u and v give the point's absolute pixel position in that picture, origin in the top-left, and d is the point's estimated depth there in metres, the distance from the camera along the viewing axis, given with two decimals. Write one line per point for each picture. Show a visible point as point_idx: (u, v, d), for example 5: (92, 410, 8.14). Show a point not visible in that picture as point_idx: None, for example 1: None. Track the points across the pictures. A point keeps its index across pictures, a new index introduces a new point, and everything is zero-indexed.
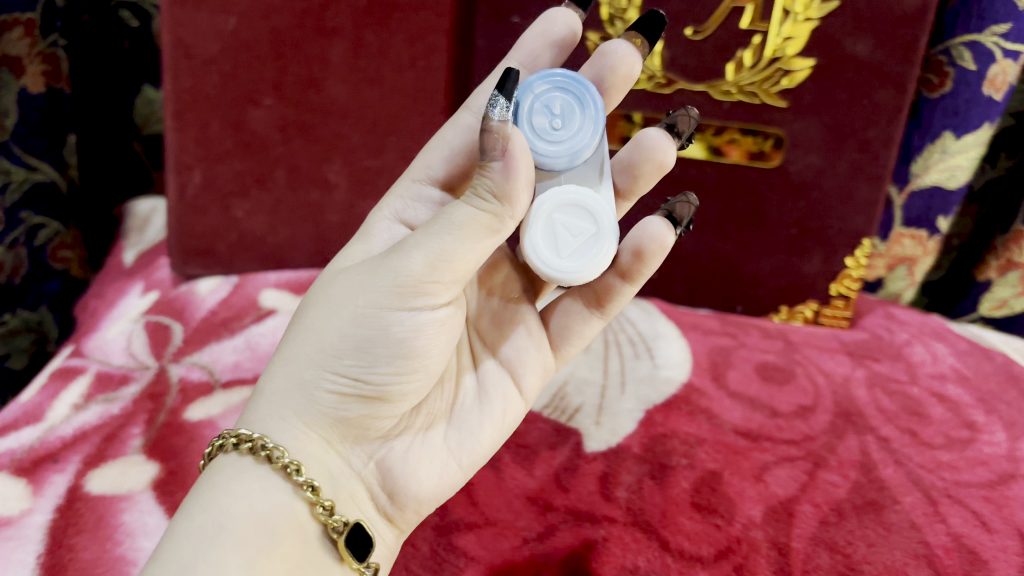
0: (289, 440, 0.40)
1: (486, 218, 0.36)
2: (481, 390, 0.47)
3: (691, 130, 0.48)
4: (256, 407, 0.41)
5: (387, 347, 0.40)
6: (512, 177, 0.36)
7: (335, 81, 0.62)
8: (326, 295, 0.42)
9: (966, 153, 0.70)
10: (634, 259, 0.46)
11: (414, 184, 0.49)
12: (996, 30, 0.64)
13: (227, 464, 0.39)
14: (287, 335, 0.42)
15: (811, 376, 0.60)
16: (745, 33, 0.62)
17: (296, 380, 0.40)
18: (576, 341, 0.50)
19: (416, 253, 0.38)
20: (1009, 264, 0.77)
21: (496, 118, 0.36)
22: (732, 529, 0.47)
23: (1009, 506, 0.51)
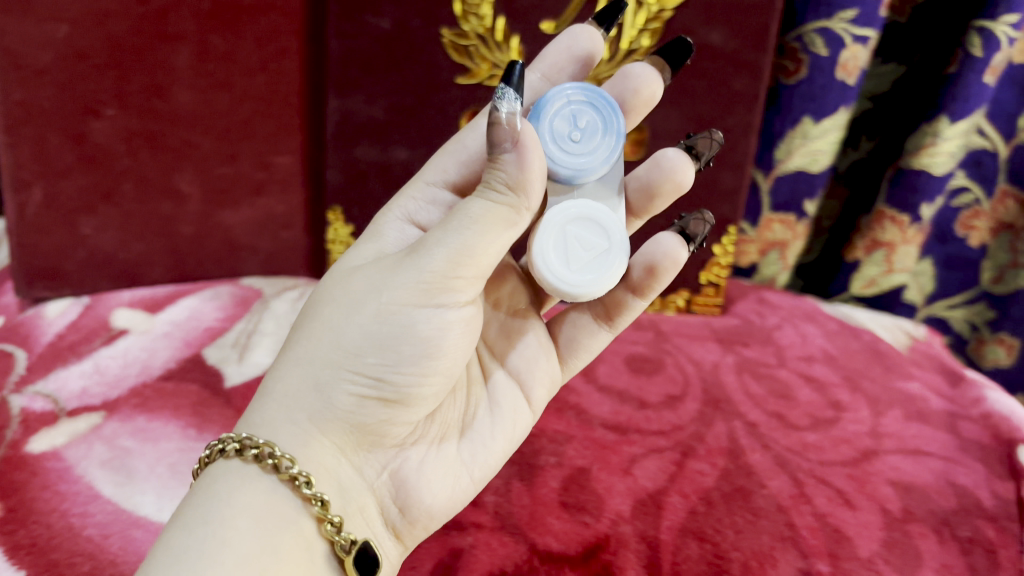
0: (302, 449, 0.38)
1: (503, 211, 0.36)
2: (490, 399, 0.47)
3: (710, 153, 0.48)
4: (265, 409, 0.39)
5: (411, 346, 0.39)
6: (526, 168, 0.36)
7: (182, 87, 0.59)
8: (343, 290, 0.41)
9: (826, 137, 0.71)
10: (647, 274, 0.47)
11: (426, 186, 0.49)
12: (844, 16, 0.66)
13: (234, 470, 0.38)
14: (302, 332, 0.40)
15: (680, 365, 0.60)
16: (600, 25, 0.61)
17: (312, 380, 0.39)
18: (583, 354, 0.50)
19: (437, 250, 0.37)
20: (875, 244, 0.79)
21: (504, 109, 0.35)
22: (601, 526, 0.47)
23: (871, 482, 0.52)
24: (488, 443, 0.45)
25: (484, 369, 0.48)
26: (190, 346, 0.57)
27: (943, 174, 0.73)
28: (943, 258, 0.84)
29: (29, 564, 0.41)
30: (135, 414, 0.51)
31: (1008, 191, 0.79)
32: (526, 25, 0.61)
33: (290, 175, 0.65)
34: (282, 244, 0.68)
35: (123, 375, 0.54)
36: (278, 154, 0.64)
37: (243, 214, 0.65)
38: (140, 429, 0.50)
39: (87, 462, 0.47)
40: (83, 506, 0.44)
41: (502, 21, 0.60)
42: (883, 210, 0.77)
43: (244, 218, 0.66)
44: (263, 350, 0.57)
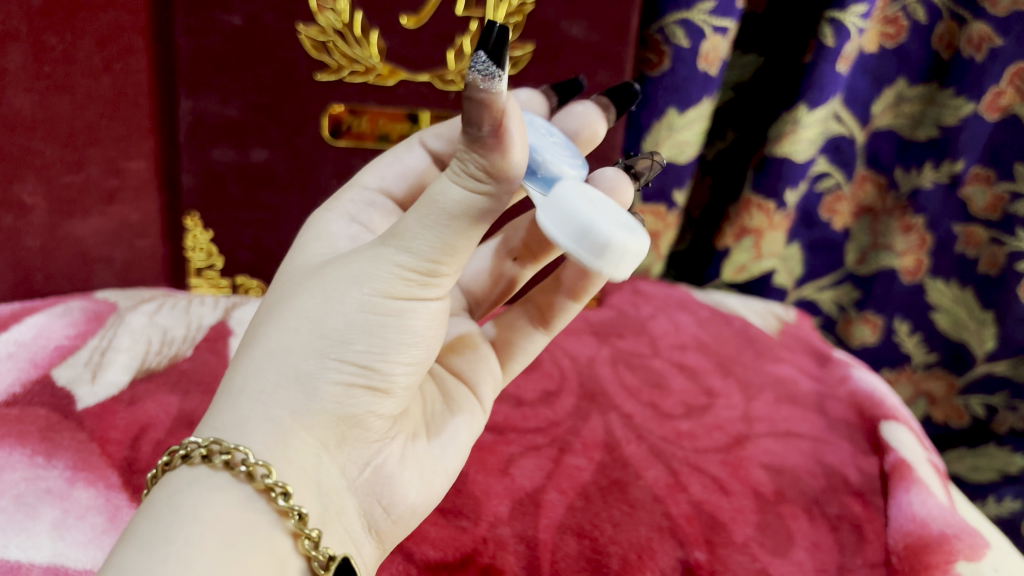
0: (283, 453, 0.33)
1: (483, 202, 0.30)
2: (449, 398, 0.43)
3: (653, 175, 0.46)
4: (233, 411, 0.33)
5: (400, 333, 0.34)
6: (513, 151, 0.29)
7: (17, 91, 0.55)
8: (309, 279, 0.35)
9: (691, 127, 0.72)
10: (584, 274, 0.45)
11: (362, 189, 0.47)
12: (703, 8, 0.66)
13: (201, 478, 0.32)
14: (268, 325, 0.35)
15: (555, 360, 0.59)
16: (462, 19, 0.60)
17: (290, 372, 0.34)
18: (522, 357, 0.49)
19: (417, 236, 0.31)
20: (743, 230, 0.81)
21: (478, 77, 0.27)
22: (478, 530, 0.46)
23: (743, 467, 0.53)
24: (454, 439, 0.42)
25: (440, 377, 0.44)
26: (37, 367, 0.53)
27: (805, 160, 0.75)
28: (809, 241, 0.87)
29: None
30: None
31: (866, 175, 0.82)
32: (387, 19, 0.59)
33: (145, 181, 0.63)
34: (138, 252, 0.66)
35: None
36: (131, 159, 0.61)
37: (94, 224, 0.62)
38: None
39: None
40: None
41: (361, 15, 0.59)
42: (751, 197, 0.79)
43: (95, 228, 0.63)
44: (117, 368, 0.54)
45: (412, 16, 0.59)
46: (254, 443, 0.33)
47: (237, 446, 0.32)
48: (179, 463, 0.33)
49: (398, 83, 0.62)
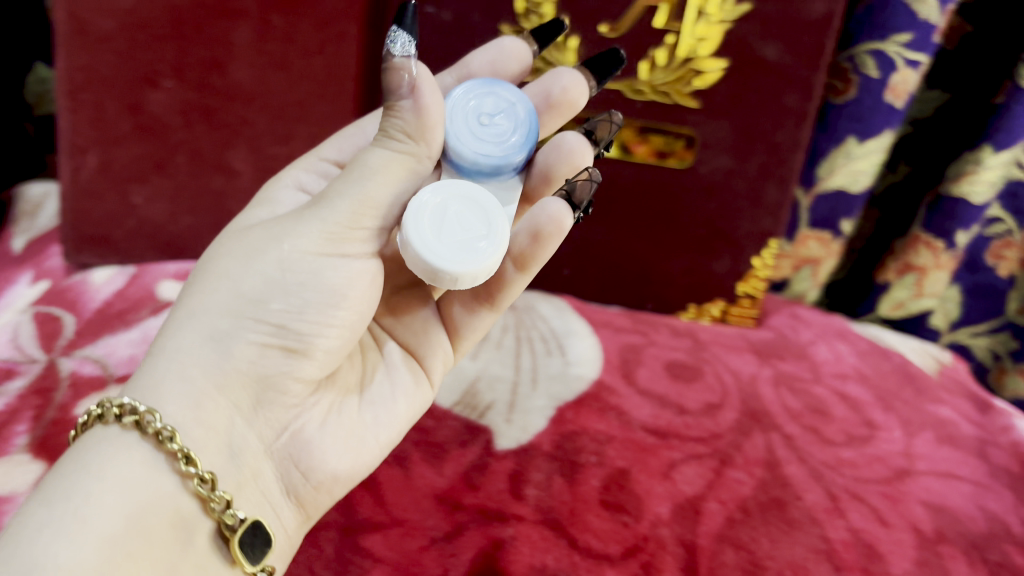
0: (195, 412, 0.38)
1: (403, 157, 0.40)
2: (382, 365, 0.47)
3: (609, 138, 0.50)
4: (154, 366, 0.39)
5: (316, 294, 0.40)
6: (421, 116, 0.39)
7: (242, 64, 0.59)
8: (237, 245, 0.42)
9: (869, 158, 0.71)
10: (531, 242, 0.44)
11: (318, 160, 0.51)
12: (898, 39, 0.66)
13: (113, 437, 0.37)
14: (197, 285, 0.41)
15: (718, 374, 0.60)
16: (659, 31, 0.61)
17: (208, 331, 0.39)
18: (471, 335, 0.50)
19: (343, 198, 0.40)
20: (907, 267, 0.79)
21: (399, 51, 0.38)
22: (640, 527, 0.47)
23: (904, 502, 0.52)
24: (393, 408, 0.46)
25: (365, 343, 0.48)
26: None
27: (982, 203, 0.73)
28: (971, 286, 0.84)
29: None
30: None
31: None
32: (587, 27, 0.61)
33: None
34: None
35: None
36: None
37: None
38: None
39: None
40: None
41: (563, 21, 0.61)
42: (920, 235, 0.77)
43: None
44: None
45: (611, 25, 0.61)
46: (167, 406, 0.37)
47: (146, 409, 0.37)
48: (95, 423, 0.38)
49: None
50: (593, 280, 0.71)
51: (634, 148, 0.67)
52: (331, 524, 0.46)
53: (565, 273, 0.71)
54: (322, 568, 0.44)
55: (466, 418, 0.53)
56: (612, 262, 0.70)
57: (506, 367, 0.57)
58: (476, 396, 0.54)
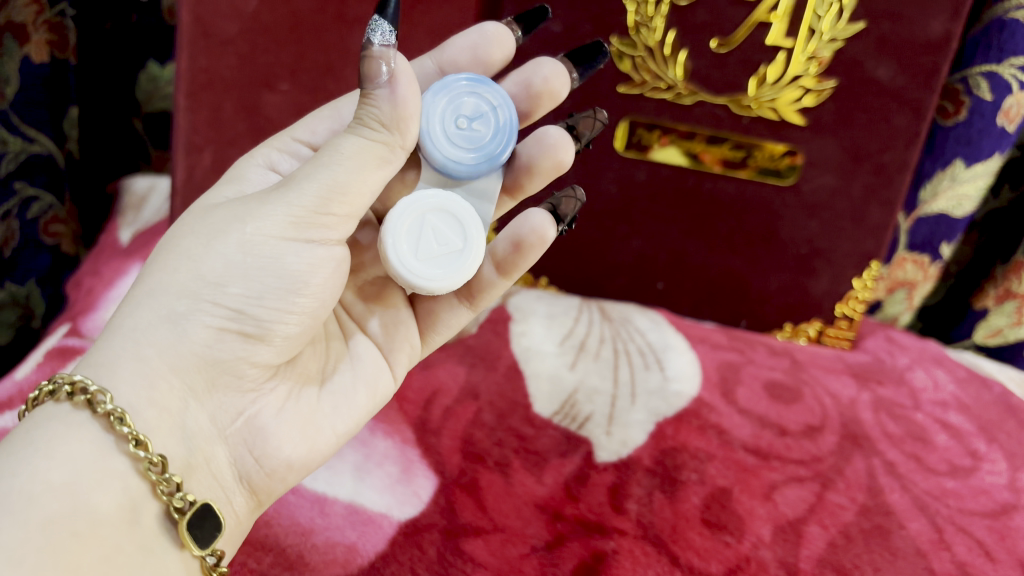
0: (148, 392, 0.37)
1: (378, 148, 0.38)
2: (351, 354, 0.47)
3: (590, 135, 0.51)
4: (107, 344, 0.38)
5: (280, 279, 0.39)
6: (399, 107, 0.37)
7: (354, 70, 0.61)
8: (201, 224, 0.40)
9: (976, 182, 0.70)
10: (513, 251, 0.47)
11: (291, 141, 0.48)
12: (1014, 62, 0.64)
13: (62, 416, 0.36)
14: (155, 264, 0.40)
15: (818, 397, 0.59)
16: (770, 48, 0.61)
17: (164, 311, 0.38)
18: (443, 330, 0.51)
19: (309, 181, 0.38)
20: (1007, 294, 0.76)
21: (377, 41, 0.36)
22: (741, 547, 0.47)
23: (1011, 537, 0.51)
24: (352, 398, 0.45)
25: (342, 332, 0.47)
26: None
27: None
28: None
29: None
30: None
31: None
32: (697, 42, 0.61)
33: None
34: None
35: None
36: None
37: None
38: None
39: None
40: None
41: (673, 34, 0.61)
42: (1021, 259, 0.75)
43: None
44: None
45: (722, 41, 0.61)
46: (118, 385, 0.36)
47: (95, 389, 0.36)
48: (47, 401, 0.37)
49: (694, 104, 0.63)
50: (690, 293, 0.71)
51: (704, 157, 0.65)
52: (435, 527, 0.46)
53: (660, 288, 0.72)
54: (424, 570, 0.44)
55: (565, 428, 0.53)
56: (710, 277, 0.70)
57: (605, 379, 0.57)
58: (575, 407, 0.55)
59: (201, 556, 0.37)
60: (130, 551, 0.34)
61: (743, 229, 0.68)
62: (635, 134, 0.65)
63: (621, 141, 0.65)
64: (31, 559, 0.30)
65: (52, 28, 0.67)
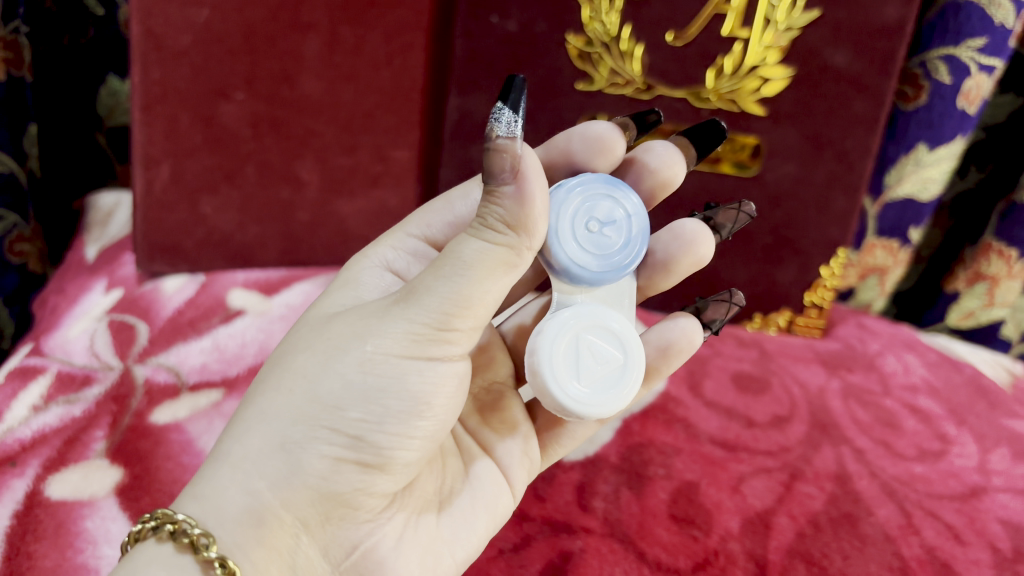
0: (257, 530, 0.36)
1: (502, 253, 0.33)
2: (468, 472, 0.45)
3: (729, 226, 0.52)
4: (221, 473, 0.37)
5: (398, 401, 0.37)
6: (527, 204, 0.33)
7: (310, 77, 0.61)
8: (320, 338, 0.38)
9: (939, 165, 0.70)
10: (660, 355, 0.48)
11: (404, 236, 0.48)
12: (972, 44, 0.64)
13: (166, 559, 0.35)
14: (274, 381, 0.38)
15: (786, 386, 0.59)
16: (726, 40, 0.61)
17: (277, 440, 0.36)
18: (566, 442, 0.49)
19: (431, 296, 0.35)
20: (977, 276, 0.77)
21: (501, 133, 0.32)
22: (710, 541, 0.47)
23: (980, 519, 0.51)
24: (470, 522, 0.43)
25: (467, 451, 0.46)
26: None
27: None
28: None
29: None
30: None
31: None
32: (651, 37, 0.61)
33: (406, 170, 0.66)
34: None
35: (242, 354, 0.56)
36: (397, 148, 0.65)
37: (357, 204, 0.66)
38: None
39: (208, 437, 0.49)
40: None
41: (628, 29, 0.61)
42: (991, 243, 0.75)
43: (357, 208, 0.67)
44: None
45: (677, 34, 0.61)
46: (227, 524, 0.36)
47: (202, 531, 0.35)
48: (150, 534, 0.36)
49: (653, 98, 0.63)
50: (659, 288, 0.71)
51: None
52: None
53: None
54: None
55: None
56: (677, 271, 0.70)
57: None
58: None
59: None
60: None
61: None
62: None
63: None
64: None
65: (8, 46, 0.66)
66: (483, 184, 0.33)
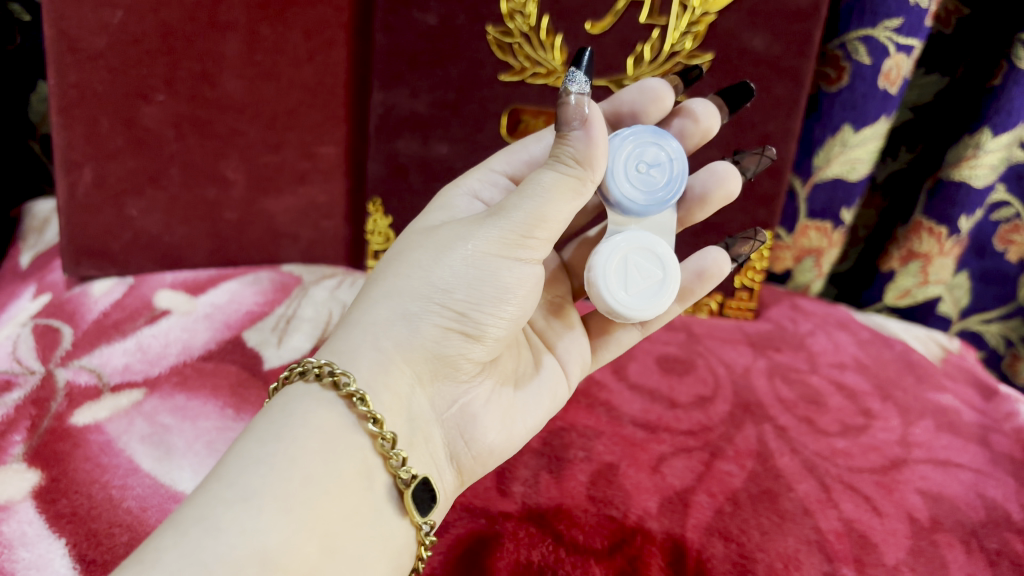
0: (382, 377, 0.39)
1: (571, 181, 0.37)
2: (539, 363, 0.48)
3: (754, 168, 0.54)
4: (354, 339, 0.40)
5: (496, 290, 0.40)
6: (592, 145, 0.37)
7: (231, 76, 0.61)
8: (429, 238, 0.42)
9: (865, 146, 0.71)
10: (696, 279, 0.50)
11: (489, 171, 0.50)
12: (889, 25, 0.65)
13: (311, 393, 0.38)
14: (393, 268, 0.42)
15: (711, 367, 0.61)
16: (644, 27, 0.61)
17: (399, 311, 0.40)
18: (614, 346, 0.52)
19: (516, 211, 0.38)
20: (910, 255, 0.78)
21: (573, 91, 0.37)
22: (627, 521, 0.47)
23: (899, 490, 0.52)
24: (544, 399, 0.47)
25: (535, 346, 0.49)
26: (229, 328, 0.59)
27: (983, 187, 0.73)
28: (980, 272, 0.79)
29: (70, 532, 0.43)
30: (175, 392, 0.53)
31: None
32: (571, 26, 0.61)
33: (333, 166, 0.67)
34: (324, 232, 0.70)
35: (165, 353, 0.56)
36: (323, 144, 0.66)
37: (286, 202, 0.67)
38: (179, 407, 0.52)
39: (127, 436, 0.49)
40: (123, 479, 0.46)
41: (547, 20, 0.61)
42: (921, 221, 0.76)
43: (286, 206, 0.67)
44: (300, 334, 0.59)
45: (594, 23, 0.61)
46: (358, 372, 0.39)
47: (342, 371, 0.38)
48: (297, 380, 0.39)
49: None
50: None
51: None
52: None
53: None
54: None
55: None
56: None
57: None
58: None
59: (418, 524, 0.38)
60: (365, 511, 0.35)
61: None
62: None
63: None
64: (297, 508, 0.33)
65: None
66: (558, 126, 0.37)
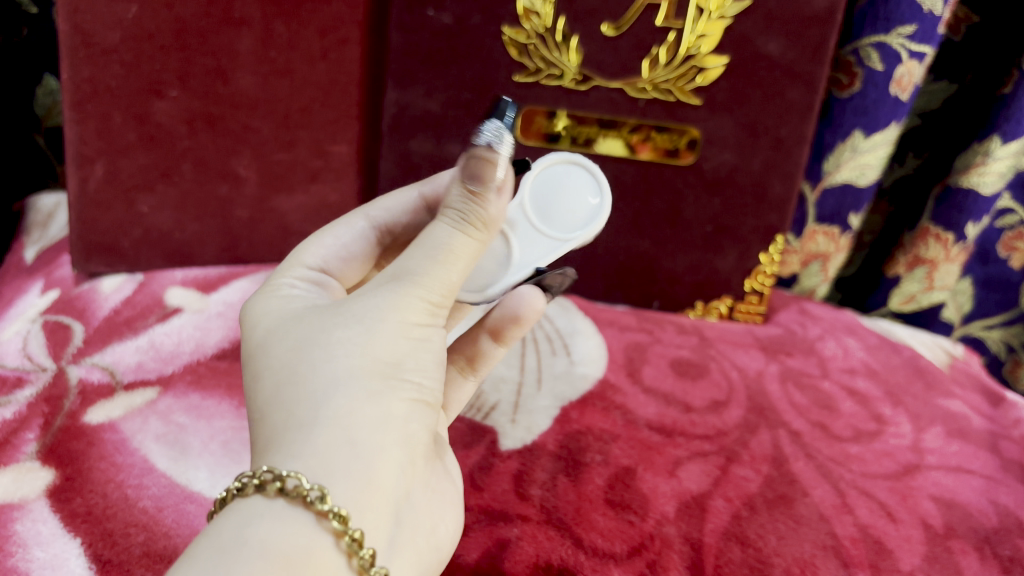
0: (363, 477, 0.32)
1: (472, 241, 0.36)
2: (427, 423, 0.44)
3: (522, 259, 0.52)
4: (293, 446, 0.32)
5: (432, 358, 0.36)
6: (504, 204, 0.36)
7: (245, 72, 0.61)
8: (336, 313, 0.35)
9: (875, 151, 0.71)
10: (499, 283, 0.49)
11: (303, 266, 0.43)
12: (902, 31, 0.65)
13: (267, 517, 0.30)
14: (291, 361, 0.34)
15: (724, 371, 0.61)
16: (660, 30, 0.61)
17: (362, 395, 0.33)
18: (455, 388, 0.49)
19: (436, 272, 0.35)
20: (917, 261, 0.78)
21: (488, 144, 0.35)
22: (645, 525, 0.47)
23: (913, 496, 0.52)
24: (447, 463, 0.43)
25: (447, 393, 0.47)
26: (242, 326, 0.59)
27: (991, 195, 0.72)
28: (983, 279, 0.80)
29: (85, 532, 0.42)
30: (189, 391, 0.52)
31: None
32: (587, 28, 0.61)
33: (345, 165, 0.67)
34: None
35: (178, 352, 0.56)
36: (336, 143, 0.65)
37: (297, 200, 0.67)
38: (194, 406, 0.51)
39: (142, 436, 0.49)
40: (138, 478, 0.46)
41: (563, 22, 0.61)
42: (928, 227, 0.76)
43: (298, 204, 0.67)
44: None
45: (612, 24, 0.61)
46: (336, 481, 0.31)
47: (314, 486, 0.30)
48: (252, 493, 0.31)
49: (590, 89, 0.63)
50: (602, 279, 0.72)
51: (639, 151, 0.66)
52: None
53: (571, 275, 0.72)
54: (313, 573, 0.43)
55: (471, 419, 0.54)
56: (620, 261, 0.71)
57: (512, 368, 0.58)
58: (481, 398, 0.55)
59: None
60: None
61: (648, 209, 0.68)
62: (606, 146, 0.66)
63: (594, 146, 0.66)
64: None
65: None
66: (468, 184, 0.35)
